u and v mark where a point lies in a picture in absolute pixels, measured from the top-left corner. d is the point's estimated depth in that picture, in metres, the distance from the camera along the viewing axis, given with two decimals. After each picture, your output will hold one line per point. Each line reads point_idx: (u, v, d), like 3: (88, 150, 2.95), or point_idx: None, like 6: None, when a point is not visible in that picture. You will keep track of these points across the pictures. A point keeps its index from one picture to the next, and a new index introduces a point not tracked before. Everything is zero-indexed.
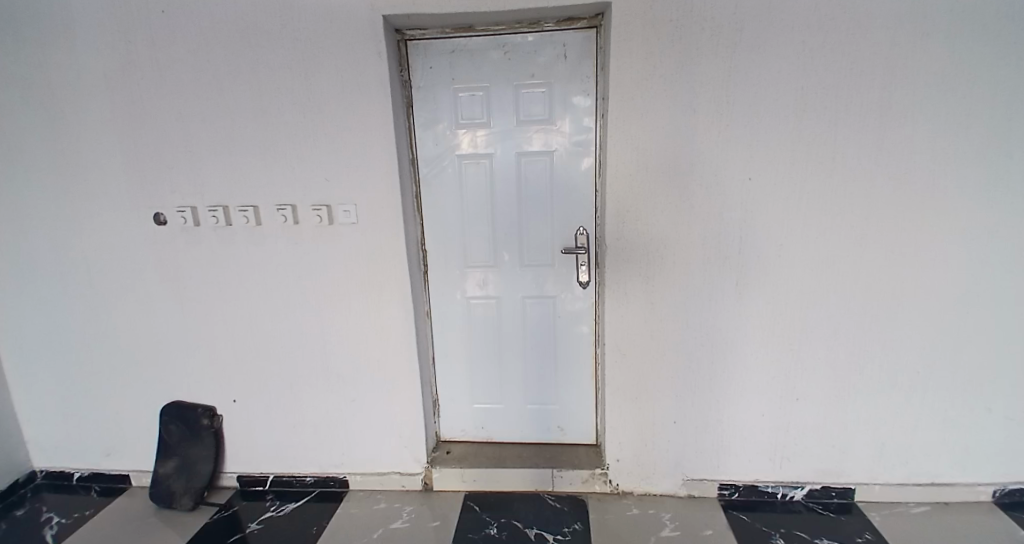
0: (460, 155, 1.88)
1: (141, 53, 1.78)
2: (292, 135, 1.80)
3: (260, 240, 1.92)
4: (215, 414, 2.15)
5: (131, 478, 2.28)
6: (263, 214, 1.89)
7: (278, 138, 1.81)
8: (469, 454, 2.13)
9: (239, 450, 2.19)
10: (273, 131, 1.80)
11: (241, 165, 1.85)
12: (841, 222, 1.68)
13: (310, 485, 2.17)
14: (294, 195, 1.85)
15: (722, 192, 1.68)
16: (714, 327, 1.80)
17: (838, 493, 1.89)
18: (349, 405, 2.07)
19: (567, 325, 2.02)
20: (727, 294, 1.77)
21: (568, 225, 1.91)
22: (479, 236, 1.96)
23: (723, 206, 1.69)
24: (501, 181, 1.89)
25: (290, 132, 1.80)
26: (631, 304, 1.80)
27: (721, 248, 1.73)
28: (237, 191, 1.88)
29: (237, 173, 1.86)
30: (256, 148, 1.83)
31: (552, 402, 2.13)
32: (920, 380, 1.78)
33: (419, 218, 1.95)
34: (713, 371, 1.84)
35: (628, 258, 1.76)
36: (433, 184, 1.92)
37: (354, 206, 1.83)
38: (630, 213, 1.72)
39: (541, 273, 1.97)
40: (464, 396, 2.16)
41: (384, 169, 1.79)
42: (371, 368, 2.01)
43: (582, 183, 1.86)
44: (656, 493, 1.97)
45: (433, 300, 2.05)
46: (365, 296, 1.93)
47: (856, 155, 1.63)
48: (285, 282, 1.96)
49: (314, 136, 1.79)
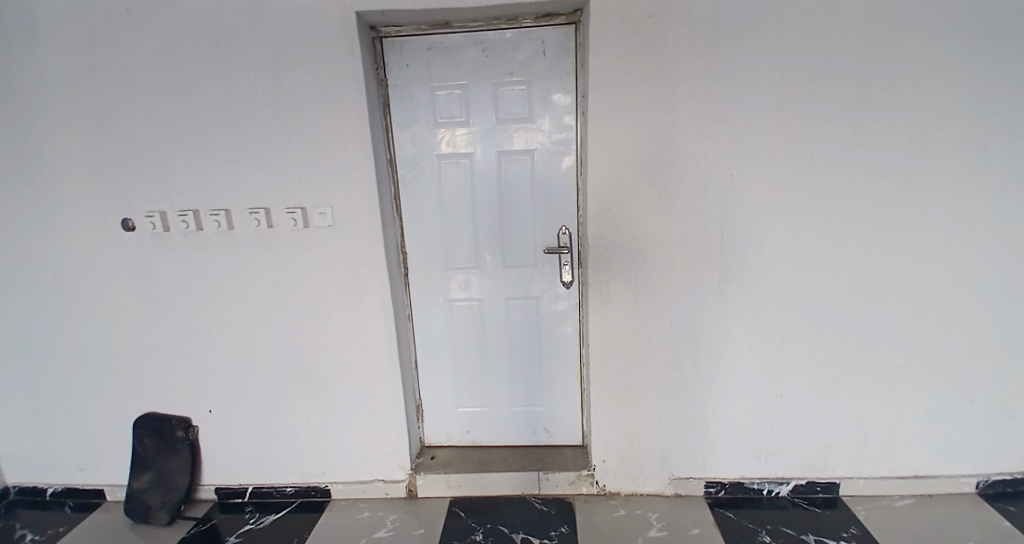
0: (440, 155, 1.84)
1: (104, 53, 1.71)
2: (264, 136, 1.75)
3: (234, 245, 1.86)
4: (190, 425, 2.09)
5: (105, 493, 2.20)
6: (236, 219, 1.83)
7: (250, 140, 1.76)
8: (455, 459, 2.10)
9: (217, 462, 2.13)
10: (245, 132, 1.75)
11: (213, 168, 1.79)
12: (821, 218, 1.69)
13: (291, 495, 2.11)
14: (269, 198, 1.80)
15: (704, 189, 1.68)
16: (699, 325, 1.80)
17: (823, 487, 1.90)
18: (330, 412, 2.02)
19: (551, 325, 2.00)
20: (710, 291, 1.76)
21: (550, 224, 1.89)
22: (460, 238, 1.93)
23: (705, 202, 1.69)
24: (482, 181, 1.86)
25: (263, 132, 1.74)
26: (615, 303, 1.79)
27: (703, 245, 1.72)
28: (208, 195, 1.82)
29: (209, 176, 1.80)
30: (227, 151, 1.77)
31: (537, 404, 2.10)
32: (902, 373, 1.80)
33: (398, 220, 1.92)
34: (698, 370, 1.84)
35: (611, 257, 1.75)
36: (412, 185, 1.88)
37: (332, 208, 1.79)
38: (611, 211, 1.71)
39: (524, 274, 1.95)
40: (448, 400, 2.13)
41: (362, 170, 1.75)
42: (353, 374, 1.97)
43: (564, 182, 1.84)
44: (643, 493, 1.97)
45: (415, 303, 2.01)
46: (345, 301, 1.89)
47: (835, 150, 1.64)
48: (262, 288, 1.91)
49: (288, 138, 1.74)
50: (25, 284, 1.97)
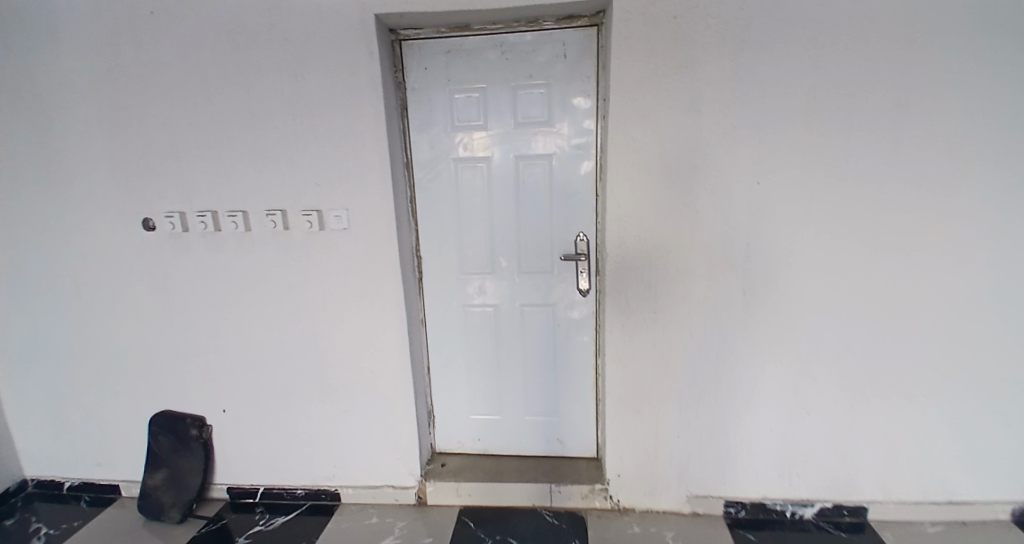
0: (456, 158, 1.82)
1: (128, 56, 1.74)
2: (281, 138, 1.75)
3: (250, 246, 1.87)
4: (205, 425, 2.10)
5: (121, 488, 2.22)
6: (253, 220, 1.84)
7: (267, 142, 1.76)
8: (465, 467, 2.06)
9: (229, 462, 2.13)
10: (263, 134, 1.75)
11: (232, 169, 1.80)
12: (852, 229, 1.61)
13: (301, 498, 2.10)
14: (285, 200, 1.80)
15: (728, 197, 1.62)
16: (720, 338, 1.73)
17: (850, 511, 1.81)
18: (342, 416, 2.00)
19: (567, 333, 1.95)
20: (733, 303, 1.70)
21: (568, 230, 1.85)
22: (476, 243, 1.90)
23: (729, 210, 1.63)
24: (499, 185, 1.83)
25: (281, 134, 1.74)
26: (632, 313, 1.73)
27: (726, 255, 1.66)
28: (226, 196, 1.83)
29: (227, 177, 1.81)
30: (245, 152, 1.78)
31: (551, 413, 2.06)
32: (937, 394, 1.70)
33: (414, 223, 1.90)
34: (718, 384, 1.77)
35: (630, 265, 1.69)
36: (428, 189, 1.86)
37: (347, 211, 1.78)
38: (631, 217, 1.66)
39: (540, 280, 1.91)
40: (461, 406, 2.10)
41: (378, 173, 1.73)
42: (365, 378, 1.95)
43: (582, 187, 1.80)
44: (659, 509, 1.90)
45: (429, 308, 1.99)
46: (358, 304, 1.87)
47: (868, 158, 1.56)
48: (277, 290, 1.90)
49: (305, 140, 1.74)
50: (48, 282, 2.00)
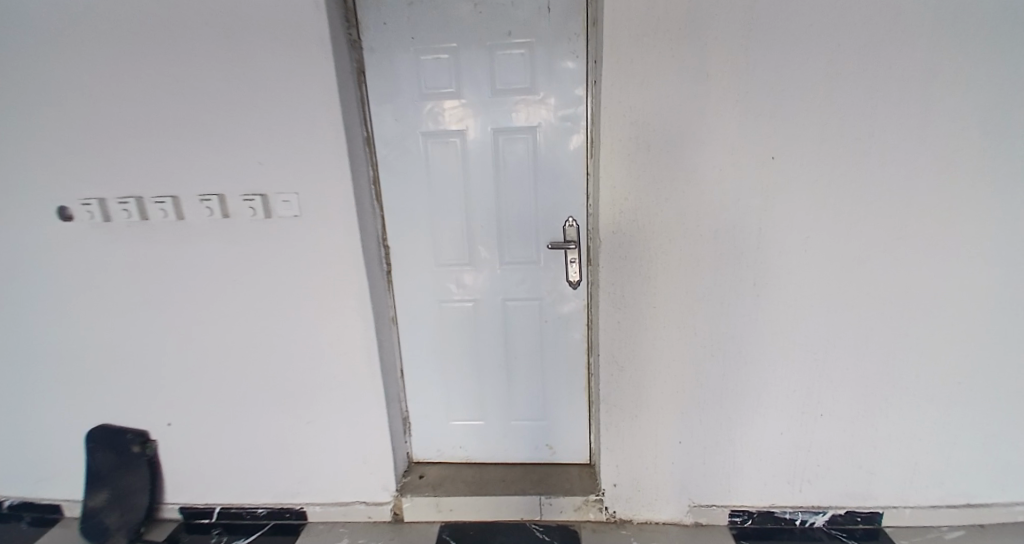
0: (426, 133, 1.58)
1: (26, 8, 1.43)
2: (216, 110, 1.47)
3: (187, 238, 1.59)
4: (149, 440, 1.86)
5: (65, 508, 1.96)
6: (186, 207, 1.56)
7: (200, 114, 1.48)
8: (445, 479, 1.87)
9: (180, 480, 1.89)
10: (194, 105, 1.47)
11: (159, 146, 1.51)
12: (876, 210, 1.43)
13: (263, 518, 1.88)
14: (223, 183, 1.52)
15: (738, 175, 1.41)
16: (727, 334, 1.55)
17: (864, 518, 1.67)
18: (304, 428, 1.77)
19: (555, 330, 1.75)
20: (742, 295, 1.51)
21: (556, 215, 1.63)
22: (450, 231, 1.67)
23: (737, 191, 1.42)
24: (476, 163, 1.60)
25: (215, 104, 1.46)
26: (630, 308, 1.54)
27: (735, 242, 1.46)
28: (154, 179, 1.54)
29: (152, 156, 1.52)
30: (174, 127, 1.49)
31: (538, 418, 1.87)
32: (961, 391, 1.55)
33: (379, 209, 1.66)
34: (723, 386, 1.59)
35: (626, 254, 1.49)
36: (394, 169, 1.62)
37: (297, 195, 1.51)
38: (627, 200, 1.45)
39: (525, 272, 1.70)
40: (439, 412, 1.89)
41: (332, 150, 1.46)
42: (328, 386, 1.71)
43: (571, 165, 1.58)
44: (658, 521, 1.74)
45: (400, 304, 1.77)
46: (316, 304, 1.62)
47: (896, 130, 1.37)
48: (221, 288, 1.64)
49: (243, 111, 1.46)
50: None
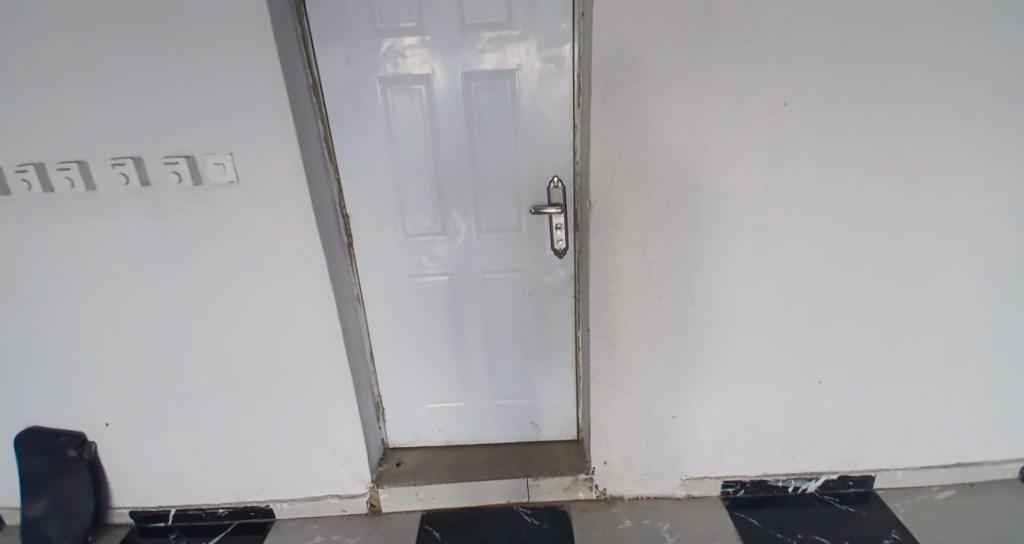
0: (384, 79, 1.35)
1: None
2: (121, 51, 1.18)
3: (101, 211, 1.31)
4: (87, 442, 1.63)
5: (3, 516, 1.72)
6: (98, 175, 1.27)
7: (100, 57, 1.18)
8: (425, 465, 1.73)
9: (128, 482, 1.69)
10: (92, 45, 1.17)
11: (51, 97, 1.21)
12: (890, 162, 1.30)
13: (225, 518, 1.72)
14: (139, 143, 1.24)
15: (745, 124, 1.25)
16: (726, 302, 1.42)
17: (857, 482, 1.63)
18: (264, 422, 1.58)
19: (540, 302, 1.60)
20: (744, 260, 1.38)
21: (539, 174, 1.44)
22: (419, 195, 1.47)
23: (744, 142, 1.27)
24: (445, 116, 1.38)
25: (117, 43, 1.17)
26: (623, 277, 1.39)
27: (738, 200, 1.32)
28: (49, 139, 1.24)
29: (43, 110, 1.22)
30: (69, 74, 1.19)
31: (523, 396, 1.75)
32: (960, 352, 1.49)
33: (335, 172, 1.43)
34: (721, 357, 1.48)
35: (619, 218, 1.33)
36: (349, 124, 1.39)
37: (231, 156, 1.25)
38: (622, 156, 1.27)
39: (505, 241, 1.52)
40: (415, 394, 1.74)
41: (271, 99, 1.21)
42: (287, 375, 1.52)
43: (555, 116, 1.38)
44: (650, 496, 1.66)
45: (365, 281, 1.57)
46: (266, 284, 1.40)
47: (918, 71, 1.22)
48: (149, 271, 1.37)
49: (155, 52, 1.18)
50: None
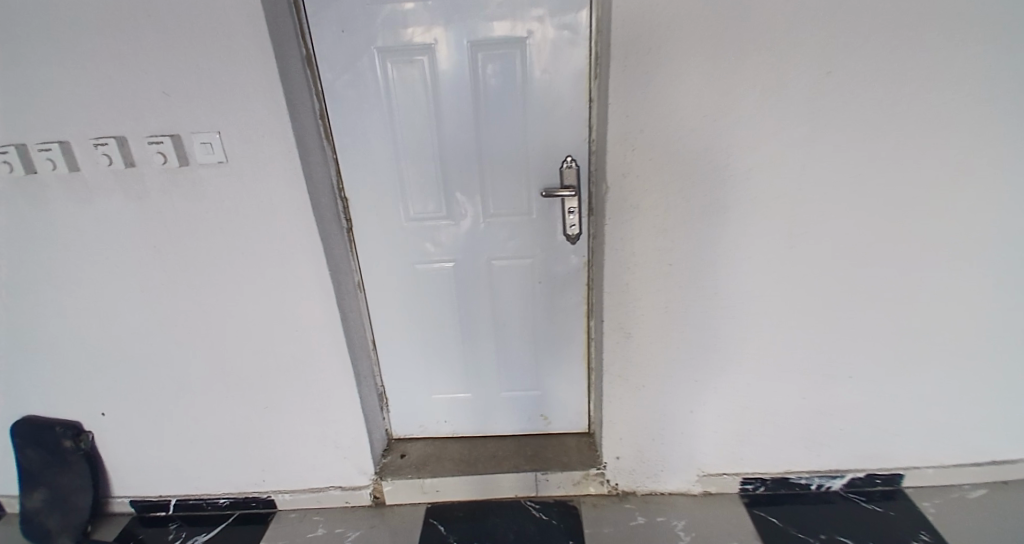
0: (383, 50, 1.24)
1: None
2: (95, 19, 1.07)
3: (85, 194, 1.23)
4: (83, 432, 1.58)
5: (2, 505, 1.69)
6: (81, 155, 1.18)
7: (73, 25, 1.08)
8: (430, 457, 1.67)
9: (127, 472, 1.64)
10: (65, 11, 1.07)
11: (25, 70, 1.11)
12: (944, 139, 1.16)
13: (227, 508, 1.67)
14: (119, 120, 1.15)
15: (781, 98, 1.13)
16: (754, 293, 1.32)
17: (885, 480, 1.56)
18: (263, 414, 1.52)
19: (550, 291, 1.51)
20: (776, 248, 1.26)
21: (551, 154, 1.34)
22: (422, 177, 1.38)
23: (780, 118, 1.14)
24: (450, 90, 1.28)
25: (91, 10, 1.07)
26: (641, 265, 1.29)
27: (773, 183, 1.19)
28: (25, 117, 1.15)
29: (16, 84, 1.12)
30: (43, 43, 1.09)
31: (532, 387, 1.67)
32: (1001, 346, 1.39)
33: (332, 151, 1.34)
34: (746, 351, 1.38)
35: (638, 202, 1.22)
36: (346, 99, 1.28)
37: (219, 134, 1.16)
38: (642, 133, 1.16)
39: (514, 225, 1.43)
40: (420, 385, 1.68)
41: (258, 70, 1.11)
42: (285, 366, 1.45)
43: (569, 90, 1.27)
44: (664, 492, 1.59)
45: (366, 267, 1.49)
46: (261, 272, 1.32)
47: (980, 37, 1.08)
48: (139, 258, 1.30)
49: (132, 20, 1.07)
50: None
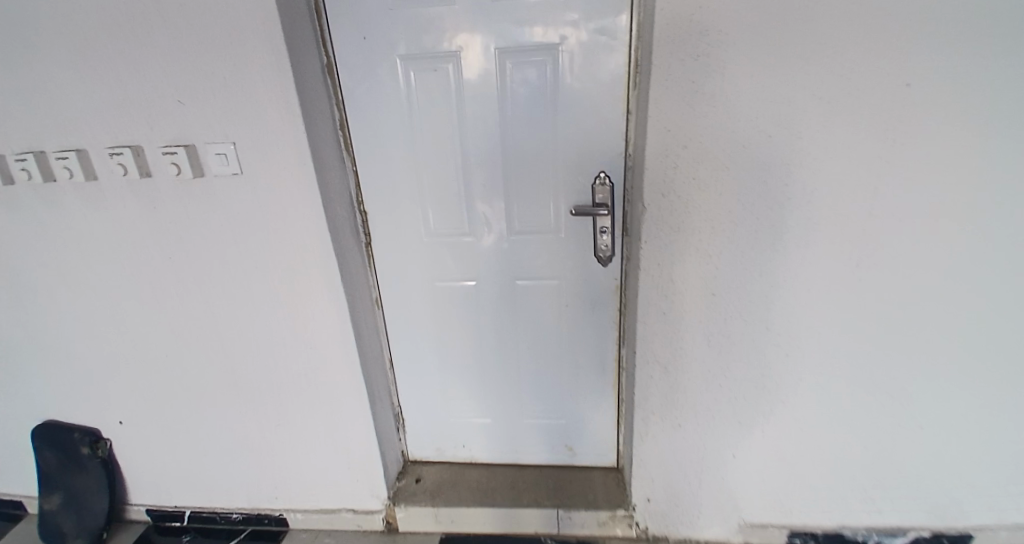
0: (406, 57, 1.18)
1: None
2: (113, 27, 1.05)
3: (103, 203, 1.21)
4: (101, 439, 1.58)
5: (28, 505, 1.71)
6: (98, 164, 1.16)
7: (93, 33, 1.06)
8: (446, 484, 1.59)
9: (144, 480, 1.63)
10: (84, 19, 1.05)
11: (46, 79, 1.10)
12: None
13: (240, 523, 1.63)
14: (136, 129, 1.12)
15: (851, 111, 0.98)
16: (810, 329, 1.16)
17: (953, 542, 1.33)
18: (276, 430, 1.48)
19: (578, 314, 1.41)
20: (838, 279, 1.11)
21: (582, 169, 1.24)
22: (444, 191, 1.30)
23: (849, 134, 0.99)
24: (475, 99, 1.20)
25: (110, 17, 1.04)
26: (680, 293, 1.16)
27: (837, 206, 1.04)
28: (47, 125, 1.14)
29: (39, 93, 1.11)
30: (64, 52, 1.08)
31: (557, 416, 1.56)
32: None
33: (351, 163, 1.28)
34: (799, 392, 1.23)
35: (679, 224, 1.10)
36: (367, 108, 1.22)
37: (233, 145, 1.12)
38: (686, 149, 1.04)
39: (541, 244, 1.33)
40: (438, 407, 1.59)
41: (273, 79, 1.06)
42: (299, 383, 1.40)
43: (603, 100, 1.16)
44: (701, 540, 1.44)
45: (384, 283, 1.42)
46: (276, 286, 1.27)
47: None
48: (155, 268, 1.28)
49: (149, 27, 1.04)
50: None
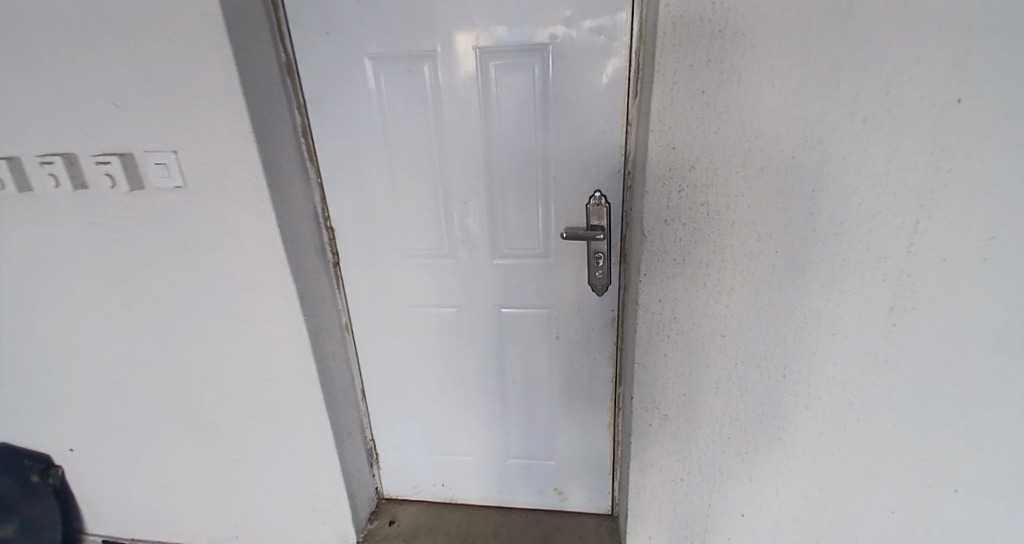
0: (376, 58, 1.05)
1: None
2: (48, 21, 0.94)
3: (40, 215, 1.09)
4: (53, 466, 1.44)
5: None
6: (30, 174, 1.04)
7: (25, 29, 0.95)
8: (423, 527, 1.44)
9: (97, 512, 1.49)
10: (16, 13, 0.94)
11: None
12: None
13: None
14: (70, 137, 1.00)
15: (895, 128, 0.80)
16: (840, 384, 0.98)
17: None
18: (234, 466, 1.34)
19: (569, 347, 1.26)
20: (866, 323, 0.92)
21: (574, 188, 1.10)
22: (419, 208, 1.16)
23: (892, 157, 0.81)
24: (454, 107, 1.07)
25: (41, 11, 0.93)
26: (685, 332, 1.02)
27: (872, 239, 0.86)
28: None
29: None
30: None
31: (546, 457, 1.41)
32: None
33: (317, 174, 1.15)
34: (827, 456, 1.03)
35: (684, 255, 0.96)
36: (335, 115, 1.10)
37: (175, 154, 0.99)
38: (693, 169, 0.89)
39: (528, 269, 1.19)
40: (415, 442, 1.45)
41: (219, 81, 0.94)
42: (258, 415, 1.26)
43: (598, 110, 1.02)
44: None
45: (355, 307, 1.29)
46: (229, 311, 1.14)
47: None
48: (99, 288, 1.15)
49: (86, 22, 0.93)
50: None
